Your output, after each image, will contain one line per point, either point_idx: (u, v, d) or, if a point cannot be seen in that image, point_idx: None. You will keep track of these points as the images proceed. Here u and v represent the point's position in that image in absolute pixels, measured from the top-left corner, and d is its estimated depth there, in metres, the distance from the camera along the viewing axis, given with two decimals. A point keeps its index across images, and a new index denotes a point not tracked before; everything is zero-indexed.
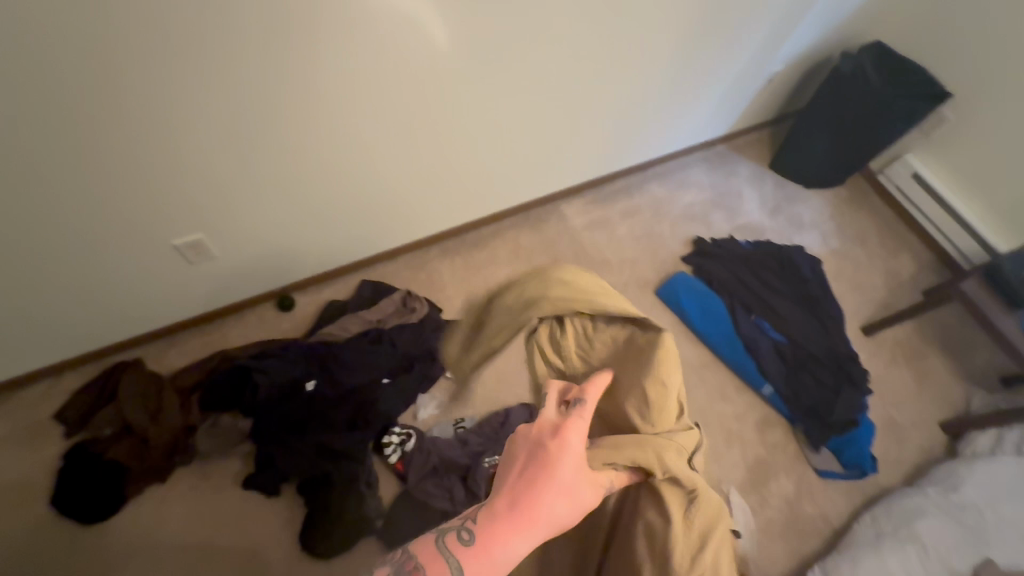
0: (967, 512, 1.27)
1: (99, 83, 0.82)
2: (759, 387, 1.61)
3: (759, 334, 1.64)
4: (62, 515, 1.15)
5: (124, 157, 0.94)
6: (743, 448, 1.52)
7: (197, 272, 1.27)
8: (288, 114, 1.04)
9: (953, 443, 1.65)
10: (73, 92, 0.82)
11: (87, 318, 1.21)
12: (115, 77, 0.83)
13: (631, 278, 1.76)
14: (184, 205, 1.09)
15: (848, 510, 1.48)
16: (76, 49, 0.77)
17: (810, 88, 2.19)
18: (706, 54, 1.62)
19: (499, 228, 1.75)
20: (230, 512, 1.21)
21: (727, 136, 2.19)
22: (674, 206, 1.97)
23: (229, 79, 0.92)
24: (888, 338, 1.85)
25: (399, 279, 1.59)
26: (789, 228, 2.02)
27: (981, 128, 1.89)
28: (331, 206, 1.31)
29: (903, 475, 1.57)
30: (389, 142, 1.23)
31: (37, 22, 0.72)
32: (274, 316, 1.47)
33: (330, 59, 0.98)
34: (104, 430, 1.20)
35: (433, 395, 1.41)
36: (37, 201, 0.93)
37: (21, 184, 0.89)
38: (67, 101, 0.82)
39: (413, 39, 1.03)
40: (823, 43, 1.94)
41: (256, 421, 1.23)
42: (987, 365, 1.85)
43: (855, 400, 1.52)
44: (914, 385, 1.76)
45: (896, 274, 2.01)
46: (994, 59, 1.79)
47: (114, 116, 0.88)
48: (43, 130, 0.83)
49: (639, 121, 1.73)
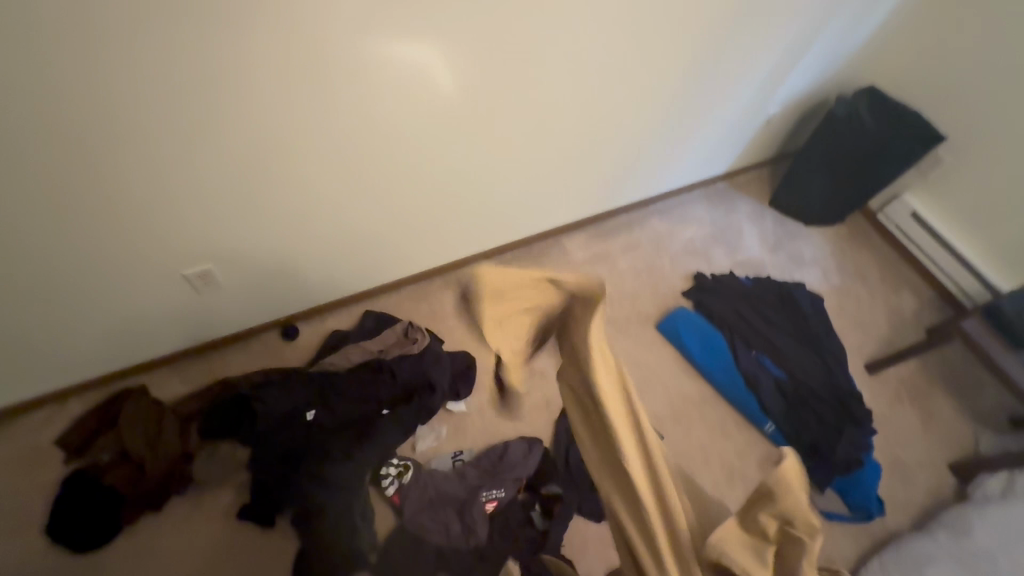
0: (979, 558, 1.23)
1: (121, 118, 0.88)
2: (761, 424, 1.59)
3: (760, 369, 1.63)
4: (55, 542, 1.14)
5: (141, 188, 0.99)
6: (746, 486, 1.50)
7: (204, 301, 1.30)
8: (299, 150, 1.08)
9: (962, 486, 1.62)
10: (97, 128, 0.87)
11: (95, 343, 1.23)
12: (136, 114, 0.88)
13: (632, 312, 1.78)
14: (195, 235, 1.13)
15: (856, 553, 1.44)
16: (100, 89, 0.82)
17: (807, 129, 2.25)
18: (703, 96, 1.68)
19: (501, 260, 1.79)
20: (224, 542, 1.20)
21: (727, 173, 2.24)
22: (674, 241, 2.00)
23: (245, 118, 0.98)
24: (892, 376, 1.83)
25: (402, 310, 1.61)
26: (790, 264, 2.04)
27: (976, 169, 1.92)
28: (337, 238, 1.35)
29: (912, 519, 1.53)
30: (395, 178, 1.28)
31: (72, 64, 0.78)
32: (277, 344, 1.49)
33: (341, 100, 1.04)
34: (102, 456, 1.21)
35: (432, 427, 1.41)
36: (56, 229, 0.97)
37: (43, 213, 0.94)
38: (92, 135, 0.87)
39: (420, 82, 1.09)
40: (819, 87, 2.00)
41: (255, 448, 1.25)
42: (995, 405, 1.82)
43: (856, 439, 1.50)
44: (920, 424, 1.73)
45: (898, 312, 2.00)
46: (986, 104, 1.84)
47: (133, 149, 0.93)
48: (66, 161, 0.89)
49: (639, 159, 1.78)
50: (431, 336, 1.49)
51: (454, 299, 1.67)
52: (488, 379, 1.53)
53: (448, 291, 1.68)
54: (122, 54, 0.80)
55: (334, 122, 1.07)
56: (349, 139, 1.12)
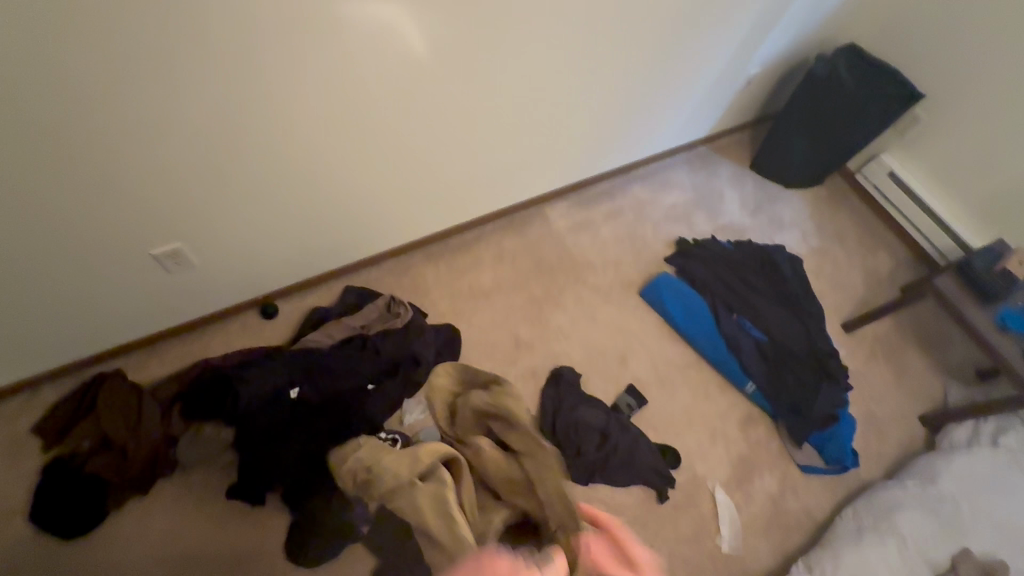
0: (945, 504, 1.31)
1: (77, 97, 0.83)
2: (742, 385, 1.63)
3: (741, 332, 1.66)
4: (41, 531, 1.13)
5: (102, 170, 0.94)
6: (727, 446, 1.54)
7: (177, 282, 1.26)
8: (266, 122, 1.04)
9: (931, 435, 1.69)
10: (51, 108, 0.82)
11: (66, 330, 1.19)
12: (93, 92, 0.83)
13: (615, 279, 1.78)
14: (162, 214, 1.09)
15: (831, 504, 1.51)
16: (42, 63, 0.76)
17: (786, 90, 2.23)
18: (683, 57, 1.64)
19: (482, 232, 1.76)
20: (215, 521, 1.21)
21: (708, 138, 2.22)
22: (656, 208, 1.99)
23: (208, 92, 0.93)
24: (868, 334, 1.88)
25: (383, 284, 1.59)
26: (770, 227, 2.05)
27: (952, 129, 1.93)
28: (311, 213, 1.31)
29: (883, 468, 1.60)
30: (366, 148, 1.23)
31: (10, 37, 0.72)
32: (256, 323, 1.46)
33: (308, 67, 0.99)
34: (83, 444, 1.18)
35: (419, 400, 1.42)
36: (17, 215, 0.93)
37: (2, 200, 0.89)
38: (46, 116, 0.82)
39: (390, 46, 1.03)
40: (799, 46, 1.97)
41: (240, 430, 1.21)
42: (963, 358, 1.89)
43: (835, 396, 1.55)
44: (893, 379, 1.79)
45: (874, 272, 2.04)
46: (962, 62, 1.84)
47: (92, 130, 0.88)
48: (20, 144, 0.83)
49: (619, 124, 1.75)
50: (414, 309, 1.49)
51: (436, 272, 1.65)
52: (474, 350, 1.54)
53: (429, 264, 1.66)
54: (71, 29, 0.75)
55: (298, 91, 1.02)
56: (319, 109, 1.08)
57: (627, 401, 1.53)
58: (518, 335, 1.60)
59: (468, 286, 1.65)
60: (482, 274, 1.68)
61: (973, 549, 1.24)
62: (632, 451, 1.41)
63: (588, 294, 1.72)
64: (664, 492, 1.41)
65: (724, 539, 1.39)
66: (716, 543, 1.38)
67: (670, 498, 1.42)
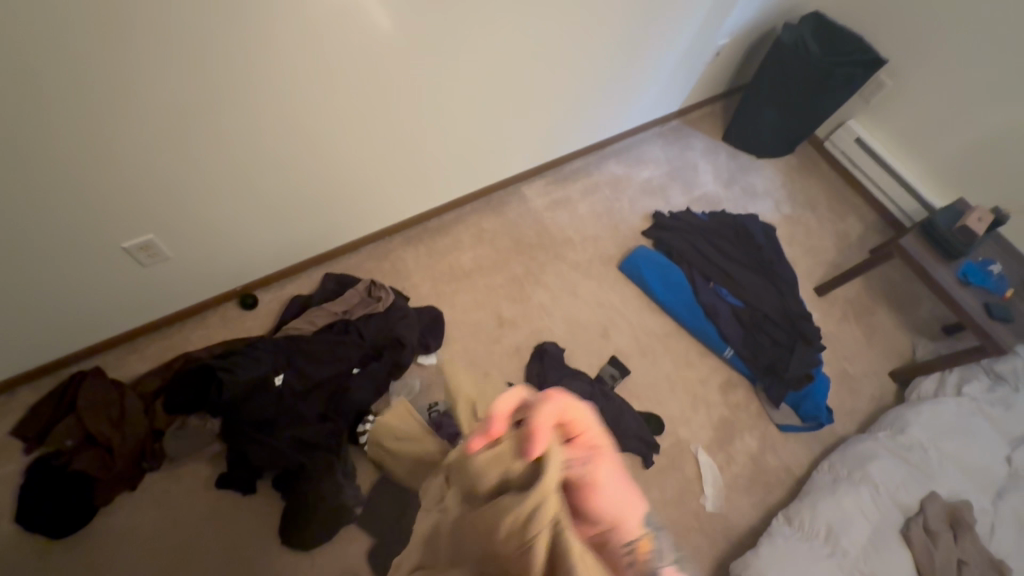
0: (914, 452, 1.39)
1: (23, 83, 0.79)
2: (721, 350, 1.67)
3: (718, 300, 1.69)
4: (27, 531, 1.12)
5: (58, 158, 0.91)
6: (709, 410, 1.59)
7: (150, 276, 1.24)
8: (229, 101, 1.01)
9: (900, 389, 1.77)
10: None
11: (44, 330, 1.18)
12: (40, 77, 0.79)
13: (594, 255, 1.80)
14: (135, 207, 1.08)
15: (808, 459, 1.58)
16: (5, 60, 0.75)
17: (756, 60, 2.24)
18: (651, 28, 1.64)
19: (460, 214, 1.76)
20: (209, 512, 1.22)
21: (681, 111, 2.23)
22: (632, 183, 2.01)
23: (161, 72, 0.89)
24: (840, 296, 1.94)
25: (363, 270, 1.59)
26: (743, 198, 2.09)
27: (914, 93, 1.98)
28: (287, 199, 1.30)
29: (857, 423, 1.67)
30: (337, 132, 1.22)
31: None
32: (236, 314, 1.45)
33: (273, 53, 0.98)
34: (64, 443, 1.15)
35: (405, 382, 1.44)
36: None
37: None
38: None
39: (352, 22, 1.02)
40: (766, 16, 1.98)
41: (226, 420, 1.18)
42: (930, 315, 1.97)
43: (809, 357, 1.57)
44: (864, 338, 1.86)
45: (845, 236, 2.10)
46: (920, 26, 1.89)
47: (42, 118, 0.84)
48: None
49: (590, 99, 1.76)
50: (396, 293, 1.49)
51: (416, 255, 1.66)
52: (457, 331, 1.56)
53: (409, 247, 1.67)
54: (30, 23, 0.73)
55: (268, 77, 1.01)
56: (290, 93, 1.07)
57: (611, 372, 1.57)
58: (500, 314, 1.62)
59: (450, 268, 1.66)
60: (462, 255, 1.69)
61: (941, 492, 1.31)
62: (617, 419, 1.44)
63: (568, 270, 1.75)
64: (650, 457, 1.45)
65: (708, 499, 1.44)
66: (699, 502, 1.43)
67: (655, 463, 1.47)
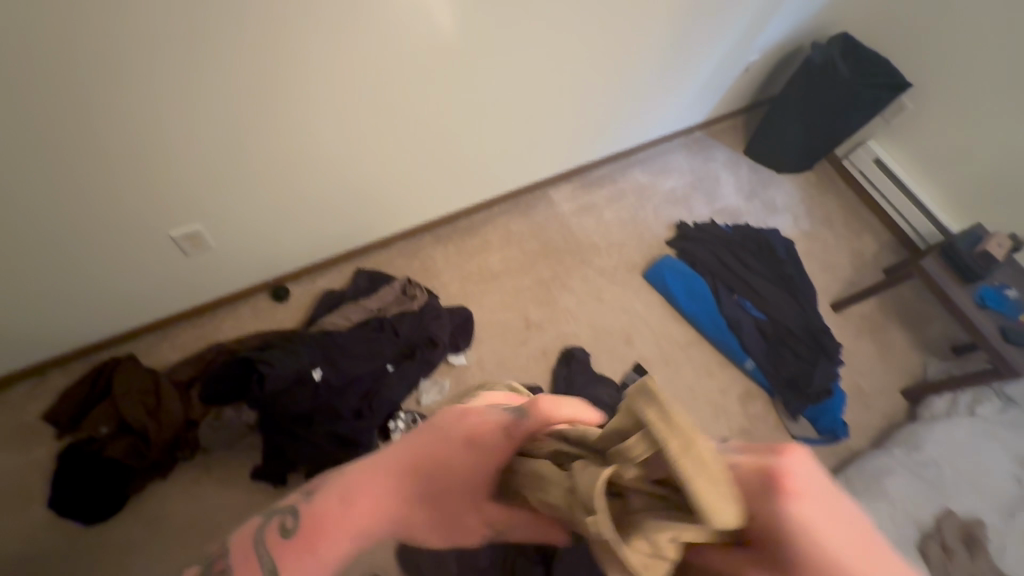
0: (929, 469, 1.43)
1: (92, 61, 0.78)
2: (741, 362, 1.71)
3: (742, 313, 1.71)
4: (60, 516, 1.12)
5: (114, 141, 0.90)
6: (728, 420, 1.62)
7: (191, 264, 1.23)
8: (288, 93, 1.00)
9: (911, 406, 1.82)
10: (63, 73, 0.77)
11: (84, 316, 1.18)
12: (108, 54, 0.78)
13: (620, 262, 1.82)
14: (187, 196, 1.07)
15: None
16: (87, 45, 0.75)
17: (781, 76, 2.27)
18: (690, 43, 1.66)
19: (489, 215, 1.77)
20: (240, 504, 1.22)
21: (705, 123, 2.26)
22: (656, 192, 2.03)
23: (232, 63, 0.90)
24: (855, 313, 1.98)
25: (394, 267, 1.59)
26: (764, 211, 2.12)
27: (934, 119, 2.03)
28: (330, 194, 1.30)
29: (870, 439, 1.70)
30: (387, 129, 1.23)
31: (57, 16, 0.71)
32: (268, 306, 1.45)
33: (339, 47, 0.98)
34: (100, 429, 1.14)
35: (435, 381, 1.45)
36: (49, 199, 0.91)
37: (36, 181, 0.87)
38: (56, 85, 0.78)
39: (416, 23, 1.03)
40: (797, 34, 2.01)
41: (262, 414, 1.20)
42: (940, 335, 2.02)
43: (830, 371, 1.60)
44: (878, 355, 1.90)
45: (860, 254, 2.14)
46: (944, 54, 1.93)
47: (103, 96, 0.83)
48: (61, 126, 0.83)
49: (626, 107, 1.77)
50: (429, 292, 1.50)
51: (446, 254, 1.66)
52: (485, 332, 1.57)
53: (439, 246, 1.67)
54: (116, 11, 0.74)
55: (330, 71, 1.01)
56: (346, 88, 1.07)
57: (635, 379, 1.59)
58: (527, 317, 1.63)
59: (479, 269, 1.67)
60: (491, 256, 1.70)
61: (956, 509, 1.35)
62: None
63: (594, 276, 1.76)
64: None
65: None
66: None
67: None
